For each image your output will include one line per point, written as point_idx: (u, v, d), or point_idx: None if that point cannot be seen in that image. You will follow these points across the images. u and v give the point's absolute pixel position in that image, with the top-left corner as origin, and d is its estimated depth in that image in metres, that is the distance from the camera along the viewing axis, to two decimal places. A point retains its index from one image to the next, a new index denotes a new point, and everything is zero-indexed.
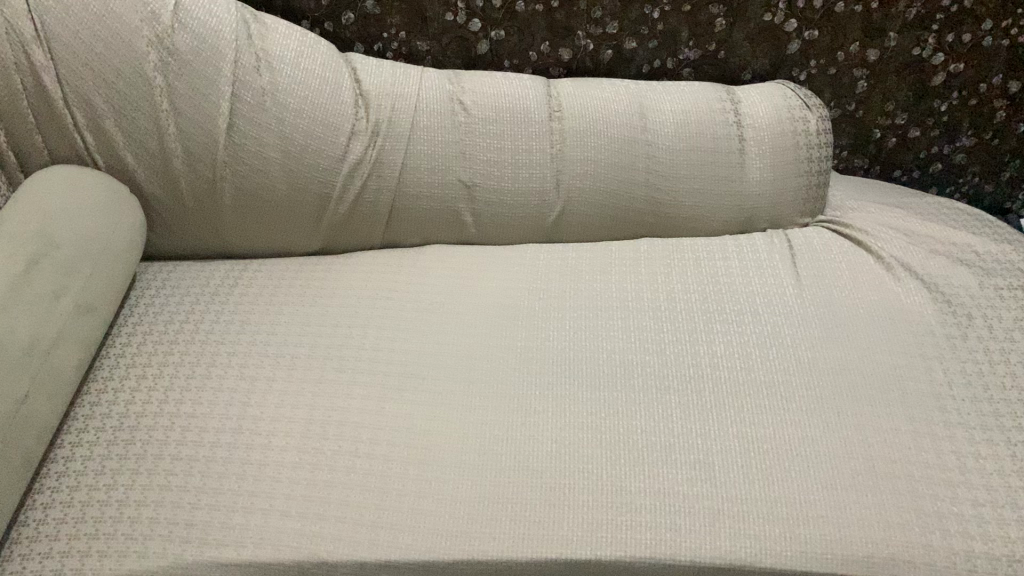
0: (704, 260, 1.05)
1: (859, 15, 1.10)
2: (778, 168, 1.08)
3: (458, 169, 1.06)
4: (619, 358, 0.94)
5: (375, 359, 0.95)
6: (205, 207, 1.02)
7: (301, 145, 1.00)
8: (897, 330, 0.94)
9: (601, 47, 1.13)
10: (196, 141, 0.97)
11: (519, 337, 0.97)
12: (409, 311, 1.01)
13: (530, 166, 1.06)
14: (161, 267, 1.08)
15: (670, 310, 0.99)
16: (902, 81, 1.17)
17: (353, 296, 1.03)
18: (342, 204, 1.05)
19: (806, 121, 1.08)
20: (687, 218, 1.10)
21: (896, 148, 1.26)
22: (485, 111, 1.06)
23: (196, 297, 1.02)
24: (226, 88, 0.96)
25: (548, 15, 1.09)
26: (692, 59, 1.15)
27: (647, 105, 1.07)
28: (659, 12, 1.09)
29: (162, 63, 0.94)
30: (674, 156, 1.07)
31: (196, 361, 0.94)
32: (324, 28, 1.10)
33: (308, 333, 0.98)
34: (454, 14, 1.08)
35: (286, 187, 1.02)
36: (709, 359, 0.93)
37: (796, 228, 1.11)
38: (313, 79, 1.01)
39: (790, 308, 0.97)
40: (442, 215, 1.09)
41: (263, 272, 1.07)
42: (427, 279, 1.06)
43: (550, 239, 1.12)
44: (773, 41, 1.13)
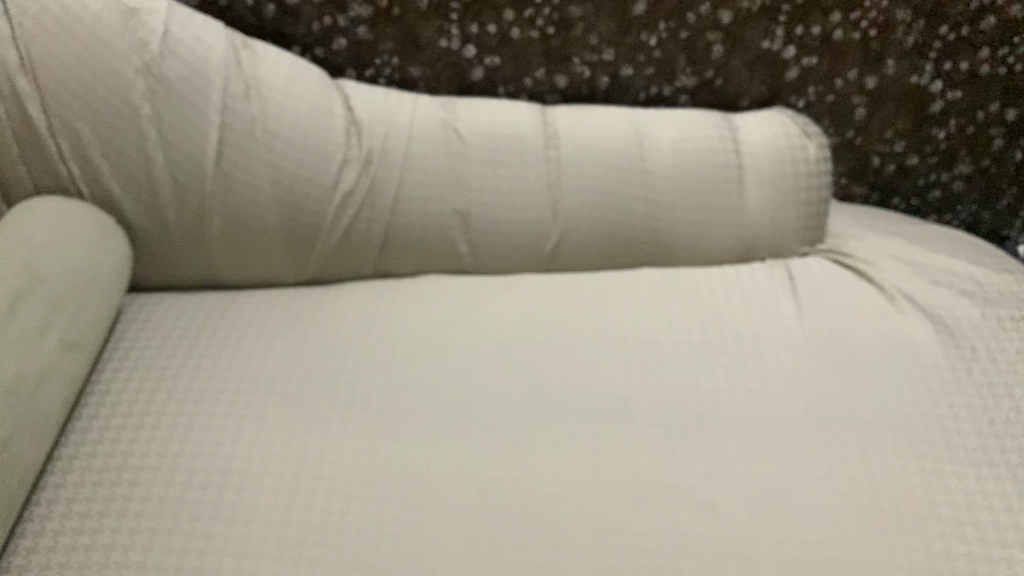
0: (705, 292, 1.03)
1: (857, 44, 1.09)
2: (775, 197, 1.07)
3: (452, 198, 1.04)
4: (619, 393, 0.91)
5: (368, 395, 0.92)
6: (193, 237, 1.00)
7: (292, 173, 0.99)
8: (900, 363, 0.93)
9: (597, 74, 1.11)
10: (185, 170, 0.96)
11: (515, 372, 0.94)
12: (405, 343, 0.98)
13: (526, 197, 1.04)
14: (146, 298, 1.05)
15: (670, 344, 0.96)
16: (901, 108, 1.16)
17: (346, 329, 1.00)
18: (334, 232, 1.02)
19: (804, 148, 1.08)
20: (687, 247, 1.07)
21: (895, 175, 1.23)
22: (482, 140, 1.04)
23: (184, 330, 0.99)
24: (216, 117, 0.96)
25: (544, 42, 1.07)
26: (689, 86, 1.13)
27: (645, 132, 1.06)
28: (656, 39, 1.08)
29: (151, 92, 0.94)
30: (673, 185, 1.05)
31: (183, 398, 0.91)
32: (316, 54, 1.08)
33: (299, 369, 0.94)
34: (449, 40, 1.06)
35: (277, 216, 1.00)
36: (713, 394, 0.90)
37: (795, 257, 1.09)
38: (304, 107, 1.00)
39: (793, 342, 0.95)
40: (437, 245, 1.05)
41: (251, 304, 1.04)
42: (422, 313, 1.02)
43: (549, 269, 1.09)
44: (771, 68, 1.11)
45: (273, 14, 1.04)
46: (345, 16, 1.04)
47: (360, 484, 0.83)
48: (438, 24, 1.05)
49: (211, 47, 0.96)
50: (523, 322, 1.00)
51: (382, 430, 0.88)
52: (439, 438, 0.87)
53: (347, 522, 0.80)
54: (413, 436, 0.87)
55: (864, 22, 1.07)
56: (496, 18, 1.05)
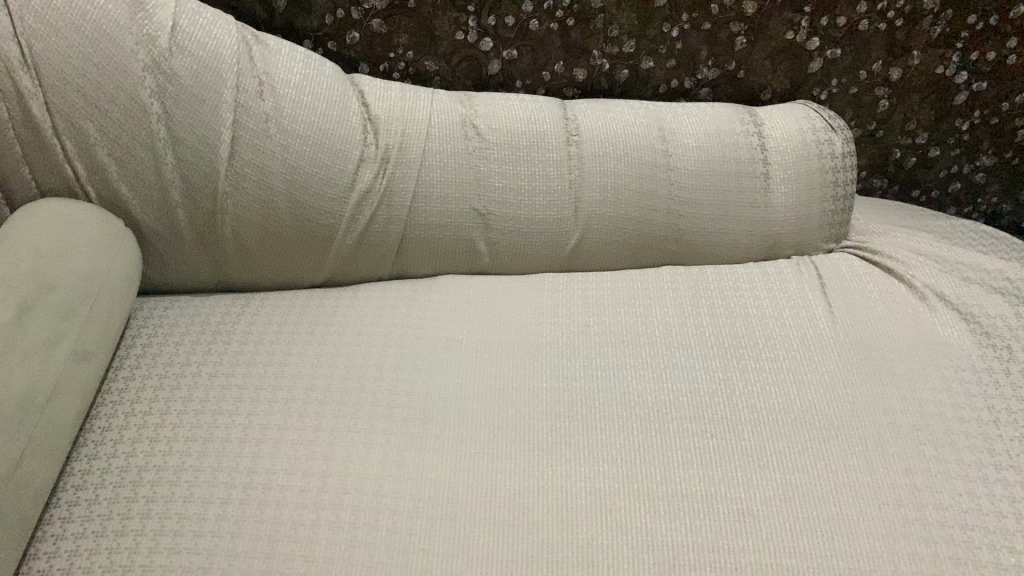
0: (730, 290, 1.01)
1: (883, 34, 1.07)
2: (802, 193, 1.04)
3: (472, 197, 1.01)
4: (651, 398, 0.88)
5: (392, 404, 0.88)
6: (205, 238, 0.97)
7: (307, 173, 0.95)
8: (936, 364, 0.90)
9: (616, 67, 1.08)
10: (197, 170, 0.92)
11: (542, 379, 0.91)
12: (426, 348, 0.95)
13: (547, 195, 1.02)
14: (157, 303, 1.02)
15: (700, 347, 0.93)
16: (925, 100, 1.14)
17: (365, 334, 0.97)
18: (351, 233, 0.99)
19: (830, 143, 1.05)
20: (710, 244, 1.05)
21: (916, 168, 1.22)
22: (501, 137, 1.01)
23: (197, 336, 0.96)
24: (229, 114, 0.92)
25: (564, 34, 1.04)
26: (711, 79, 1.10)
27: (668, 126, 1.04)
28: (678, 31, 1.05)
29: (160, 89, 0.90)
30: (697, 181, 1.03)
31: (200, 409, 0.88)
32: (328, 48, 1.04)
33: (319, 376, 0.91)
34: (465, 33, 1.03)
35: (291, 216, 0.97)
36: (748, 398, 0.88)
37: (819, 253, 1.07)
38: (320, 104, 0.96)
39: (826, 342, 0.93)
40: (456, 245, 1.03)
41: (266, 307, 1.01)
42: (443, 316, 0.99)
43: (569, 267, 1.07)
44: (794, 60, 1.09)
45: (284, 6, 1.00)
46: (359, 8, 1.00)
47: (387, 497, 0.79)
48: (454, 16, 1.02)
49: (223, 42, 0.92)
50: (546, 325, 0.98)
51: (408, 440, 0.85)
52: (466, 448, 0.84)
53: (377, 538, 0.76)
54: (440, 445, 0.84)
55: (891, 12, 1.04)
56: (515, 10, 1.02)
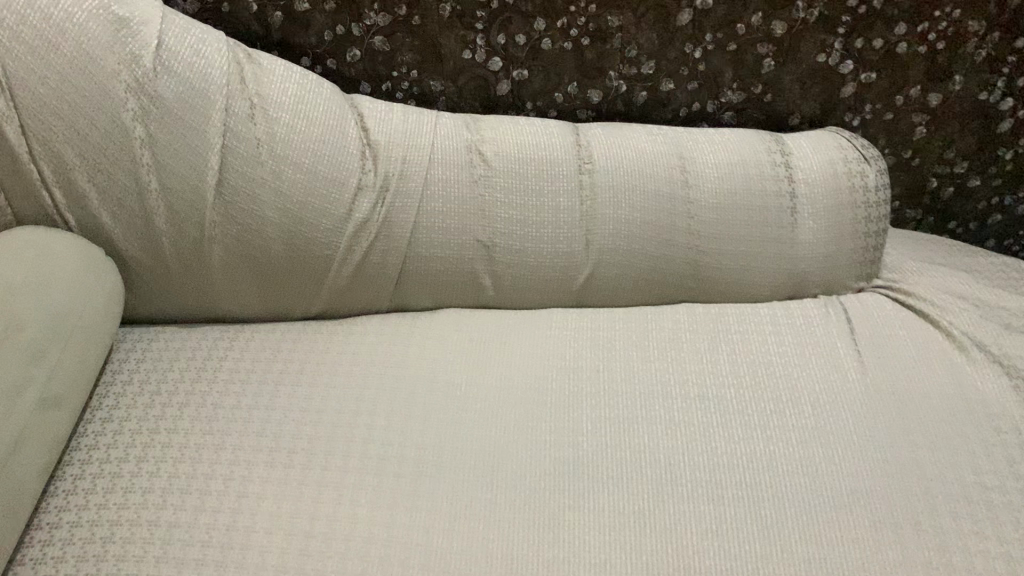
0: (751, 333, 0.94)
1: (923, 57, 0.99)
2: (832, 229, 0.96)
3: (476, 229, 0.95)
4: (663, 456, 0.81)
5: (384, 457, 0.82)
6: (192, 269, 0.91)
7: (300, 202, 0.89)
8: (974, 424, 0.83)
9: (634, 89, 1.01)
10: (183, 198, 0.87)
11: (545, 431, 0.84)
12: (423, 391, 0.89)
13: (556, 227, 0.95)
14: (142, 334, 0.96)
15: (718, 398, 0.86)
16: (966, 127, 1.06)
17: (359, 374, 0.91)
18: (346, 265, 0.93)
19: (863, 176, 0.97)
20: (731, 281, 0.98)
21: (953, 198, 1.14)
22: (508, 165, 0.94)
23: (181, 375, 0.91)
24: (217, 138, 0.86)
25: (578, 53, 0.97)
26: (736, 103, 1.03)
27: (688, 154, 0.97)
28: (701, 51, 0.98)
29: (143, 112, 0.84)
30: (718, 214, 0.96)
31: (179, 456, 0.82)
32: (327, 65, 0.98)
33: (307, 423, 0.85)
34: (473, 51, 0.97)
35: (283, 247, 0.91)
36: (770, 460, 0.80)
37: (850, 292, 1.00)
38: (315, 128, 0.90)
39: (854, 395, 0.86)
40: (459, 278, 0.97)
41: (256, 342, 0.95)
42: (442, 355, 0.93)
43: (580, 302, 1.00)
44: (826, 84, 1.01)
45: (280, 21, 0.94)
46: (360, 24, 0.94)
47: (374, 563, 0.73)
48: (461, 34, 0.95)
49: (211, 61, 0.86)
50: (552, 368, 0.91)
51: (400, 499, 0.78)
52: (462, 507, 0.78)
53: None
54: (433, 503, 0.78)
55: (933, 35, 0.97)
56: (526, 28, 0.95)
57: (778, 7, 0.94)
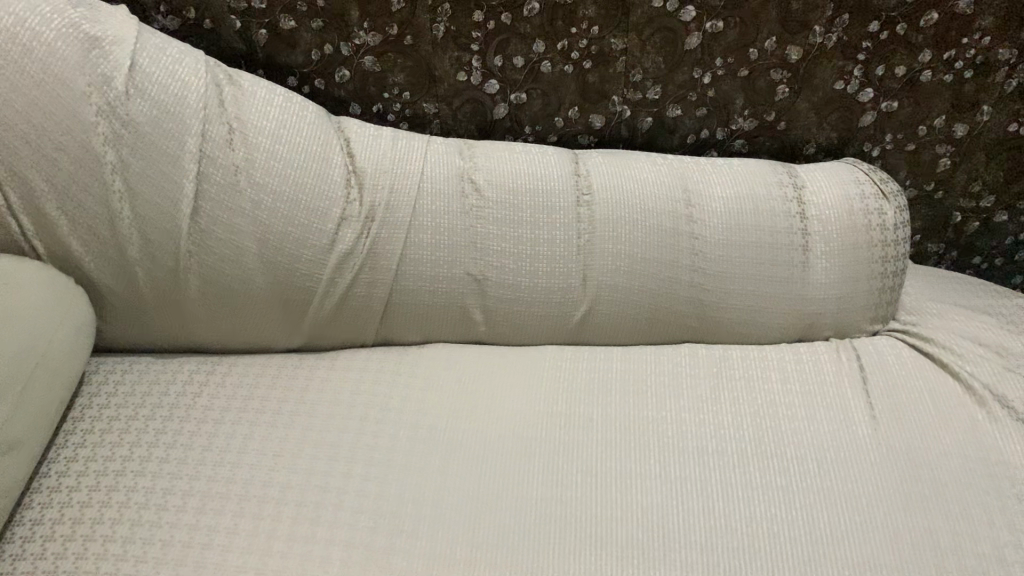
0: (756, 379, 0.88)
1: (949, 86, 0.93)
2: (847, 269, 0.90)
3: (467, 262, 0.89)
4: (656, 517, 0.75)
5: (358, 510, 0.76)
6: (167, 300, 0.87)
7: (280, 233, 0.85)
8: (995, 488, 0.76)
9: (639, 115, 0.96)
10: (157, 227, 0.82)
11: (533, 485, 0.78)
12: (404, 436, 0.83)
13: (551, 261, 0.90)
14: (116, 364, 0.92)
15: (718, 451, 0.81)
16: (994, 159, 0.99)
17: (338, 415, 0.86)
18: (329, 298, 0.88)
19: (881, 213, 0.91)
20: (737, 322, 0.93)
21: (978, 233, 1.07)
22: (502, 194, 0.89)
23: (153, 411, 0.86)
24: (192, 165, 0.81)
25: (580, 76, 0.92)
26: (747, 130, 0.97)
27: (693, 187, 0.91)
28: (711, 77, 0.92)
29: (114, 136, 0.79)
30: (724, 252, 0.90)
31: (144, 503, 0.77)
32: (315, 85, 0.94)
33: (280, 469, 0.80)
34: (468, 73, 0.92)
35: (262, 279, 0.86)
36: (771, 525, 0.74)
37: (864, 336, 0.94)
38: (297, 154, 0.85)
39: (864, 452, 0.80)
40: (449, 312, 0.92)
41: (233, 377, 0.90)
42: (428, 395, 0.88)
43: (576, 339, 0.95)
44: (843, 112, 0.95)
45: (265, 40, 0.89)
46: (349, 44, 0.89)
47: None
48: (455, 55, 0.90)
49: (187, 84, 0.81)
50: (543, 412, 0.85)
51: (373, 557, 0.72)
52: (438, 568, 0.72)
53: None
54: (408, 565, 0.72)
55: (960, 63, 0.91)
56: (523, 50, 0.90)
57: (793, 31, 0.88)
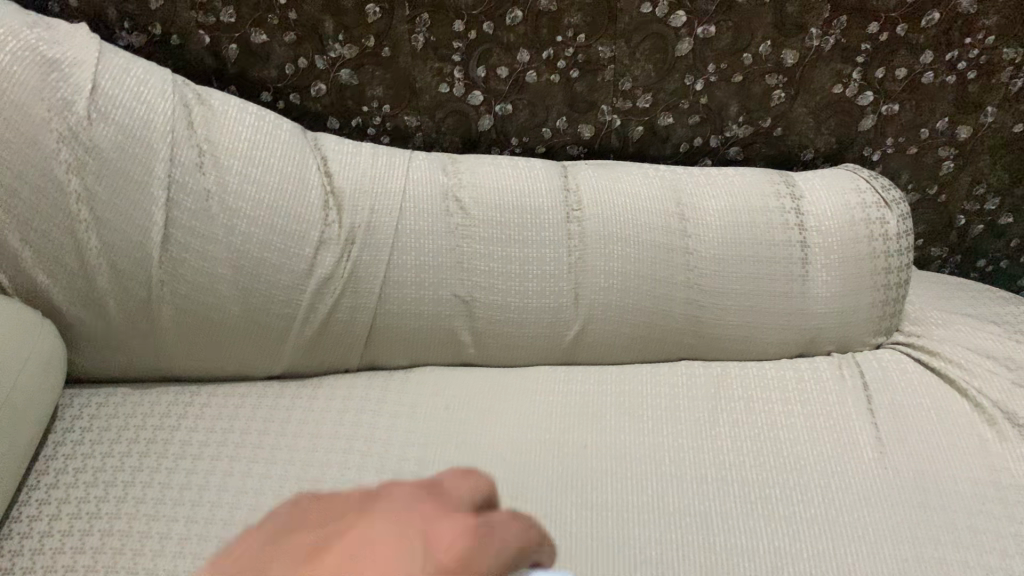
0: (756, 401, 0.85)
1: (951, 88, 0.89)
2: (848, 282, 0.87)
3: (453, 283, 0.86)
4: (655, 553, 0.72)
5: None
6: (140, 331, 0.83)
7: (256, 259, 0.81)
8: (1006, 514, 0.73)
9: (630, 123, 0.92)
10: (126, 257, 0.78)
11: (526, 519, 0.75)
12: (390, 468, 0.79)
13: (542, 279, 0.86)
14: (90, 397, 0.87)
15: (718, 481, 0.78)
16: (998, 162, 0.96)
17: (321, 447, 0.82)
18: (310, 324, 0.85)
19: (883, 223, 0.87)
20: (735, 339, 0.89)
21: (982, 236, 1.04)
22: (488, 212, 0.86)
23: (128, 447, 0.81)
24: (161, 192, 0.77)
25: (567, 85, 0.88)
26: (742, 137, 0.94)
27: (687, 199, 0.87)
28: (703, 83, 0.88)
29: (78, 163, 0.74)
30: (720, 268, 0.86)
31: (119, 548, 0.72)
32: (290, 100, 0.90)
33: (261, 508, 0.76)
34: (450, 85, 0.88)
35: (239, 307, 0.82)
36: (774, 559, 0.71)
37: (867, 349, 0.91)
38: (271, 176, 0.81)
39: (870, 479, 0.77)
40: (436, 336, 0.89)
41: (212, 408, 0.86)
42: (415, 424, 0.84)
43: (569, 360, 0.92)
44: (842, 117, 0.92)
45: (236, 55, 0.85)
46: (324, 57, 0.85)
47: None
48: (436, 66, 0.86)
49: (153, 106, 0.77)
50: (534, 441, 0.82)
51: None
52: None
53: None
54: None
55: (963, 63, 0.87)
56: (507, 60, 0.86)
57: (789, 35, 0.84)
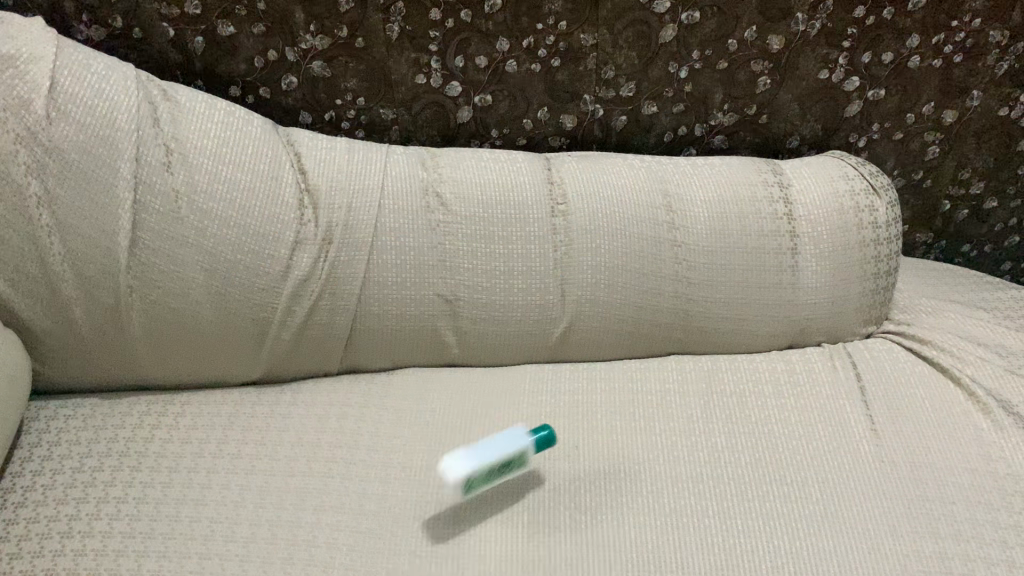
0: (748, 396, 0.84)
1: (937, 72, 0.87)
2: (839, 271, 0.85)
3: (436, 282, 0.83)
4: (654, 556, 0.70)
5: (330, 565, 0.69)
6: (109, 340, 0.79)
7: (229, 262, 0.77)
8: (1005, 506, 0.72)
9: (612, 113, 0.90)
10: (92, 263, 0.73)
11: (519, 525, 0.72)
12: (377, 477, 0.77)
13: (528, 276, 0.84)
14: (57, 409, 0.83)
15: (714, 478, 0.76)
16: (982, 146, 0.95)
17: (303, 455, 0.79)
18: (287, 328, 0.81)
19: (872, 211, 0.86)
20: (724, 332, 0.88)
21: (966, 221, 1.03)
22: (471, 208, 0.83)
23: (99, 461, 0.77)
24: (128, 194, 0.73)
25: (548, 75, 0.86)
26: (726, 125, 0.92)
27: (674, 190, 0.85)
28: (687, 71, 0.86)
29: (37, 165, 0.70)
30: (710, 260, 0.84)
31: (94, 568, 0.68)
32: (260, 94, 0.86)
33: (242, 522, 0.72)
34: (427, 76, 0.85)
35: (213, 313, 0.79)
36: (775, 559, 0.69)
37: (857, 339, 0.90)
38: (243, 175, 0.77)
39: (867, 472, 0.76)
40: (419, 336, 0.86)
41: (187, 417, 0.83)
42: (400, 429, 0.82)
43: (556, 357, 0.90)
44: (827, 103, 0.90)
45: (202, 48, 0.81)
46: (295, 49, 0.82)
47: None
48: (412, 57, 0.83)
49: (116, 103, 0.73)
50: None
51: None
52: None
53: None
54: None
55: (949, 46, 0.85)
56: (486, 49, 0.83)
57: (775, 20, 0.82)
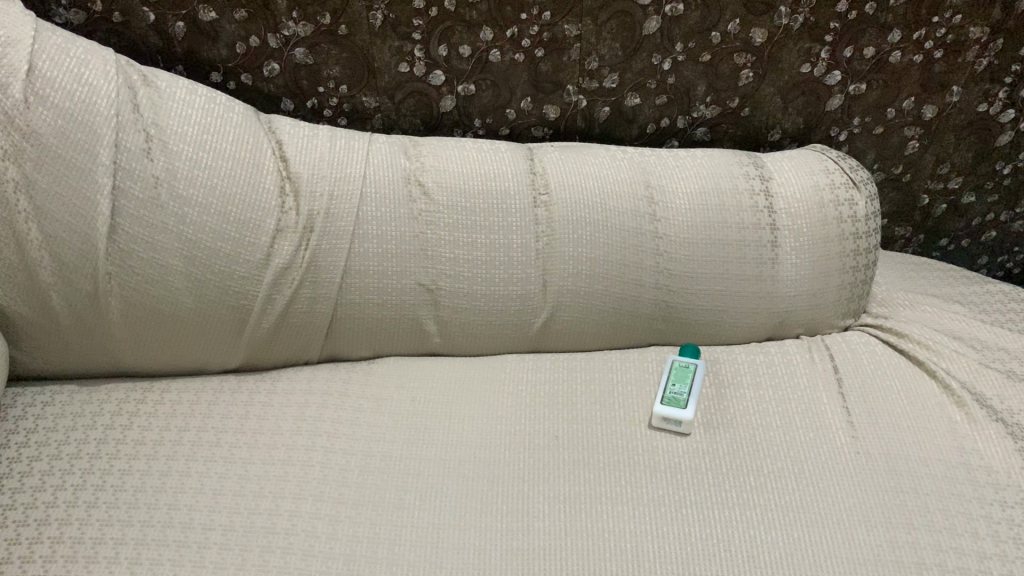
0: (727, 389, 0.85)
1: (918, 67, 0.88)
2: (817, 265, 0.86)
3: (417, 271, 0.83)
4: (632, 545, 0.70)
5: (308, 554, 0.69)
6: (87, 327, 0.78)
7: (209, 250, 0.77)
8: (977, 497, 0.73)
9: (596, 104, 0.90)
10: (70, 249, 0.73)
11: (498, 515, 0.73)
12: (356, 466, 0.77)
13: (509, 266, 0.84)
14: (35, 396, 0.83)
15: (693, 469, 0.77)
16: (961, 142, 0.96)
17: (283, 444, 0.79)
18: (267, 316, 0.81)
19: (852, 205, 0.86)
20: (704, 324, 0.89)
21: (945, 215, 1.04)
22: (454, 197, 0.83)
23: (77, 448, 0.77)
24: (107, 180, 0.72)
25: (532, 66, 0.85)
26: (708, 118, 0.92)
27: (656, 182, 0.86)
28: (671, 63, 0.86)
29: (15, 150, 0.69)
30: (690, 252, 0.85)
31: (71, 556, 0.68)
32: (241, 80, 0.85)
33: (221, 510, 0.72)
34: (410, 64, 0.85)
35: (192, 300, 0.78)
36: (751, 549, 0.70)
37: (834, 332, 0.90)
38: (224, 162, 0.77)
39: (844, 464, 0.76)
40: (401, 326, 0.86)
41: (166, 405, 0.82)
42: (381, 419, 0.82)
43: (537, 348, 0.90)
44: (809, 96, 0.90)
45: (183, 33, 0.81)
46: (277, 35, 0.81)
47: None
48: (396, 45, 0.83)
49: (96, 88, 0.73)
50: (504, 433, 0.80)
51: None
52: None
53: None
54: None
55: (931, 42, 0.86)
56: (470, 38, 0.83)
57: (758, 13, 0.82)
